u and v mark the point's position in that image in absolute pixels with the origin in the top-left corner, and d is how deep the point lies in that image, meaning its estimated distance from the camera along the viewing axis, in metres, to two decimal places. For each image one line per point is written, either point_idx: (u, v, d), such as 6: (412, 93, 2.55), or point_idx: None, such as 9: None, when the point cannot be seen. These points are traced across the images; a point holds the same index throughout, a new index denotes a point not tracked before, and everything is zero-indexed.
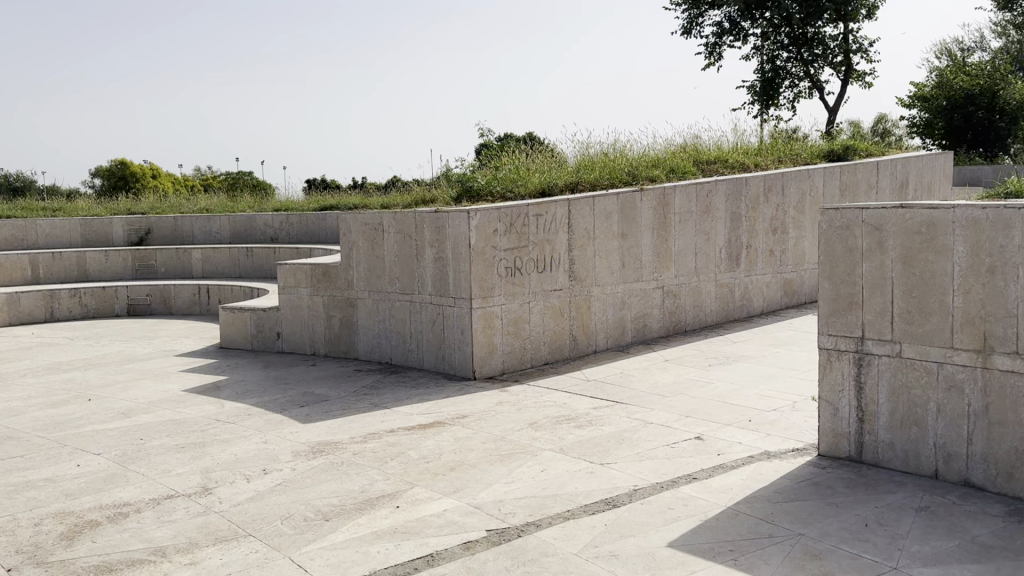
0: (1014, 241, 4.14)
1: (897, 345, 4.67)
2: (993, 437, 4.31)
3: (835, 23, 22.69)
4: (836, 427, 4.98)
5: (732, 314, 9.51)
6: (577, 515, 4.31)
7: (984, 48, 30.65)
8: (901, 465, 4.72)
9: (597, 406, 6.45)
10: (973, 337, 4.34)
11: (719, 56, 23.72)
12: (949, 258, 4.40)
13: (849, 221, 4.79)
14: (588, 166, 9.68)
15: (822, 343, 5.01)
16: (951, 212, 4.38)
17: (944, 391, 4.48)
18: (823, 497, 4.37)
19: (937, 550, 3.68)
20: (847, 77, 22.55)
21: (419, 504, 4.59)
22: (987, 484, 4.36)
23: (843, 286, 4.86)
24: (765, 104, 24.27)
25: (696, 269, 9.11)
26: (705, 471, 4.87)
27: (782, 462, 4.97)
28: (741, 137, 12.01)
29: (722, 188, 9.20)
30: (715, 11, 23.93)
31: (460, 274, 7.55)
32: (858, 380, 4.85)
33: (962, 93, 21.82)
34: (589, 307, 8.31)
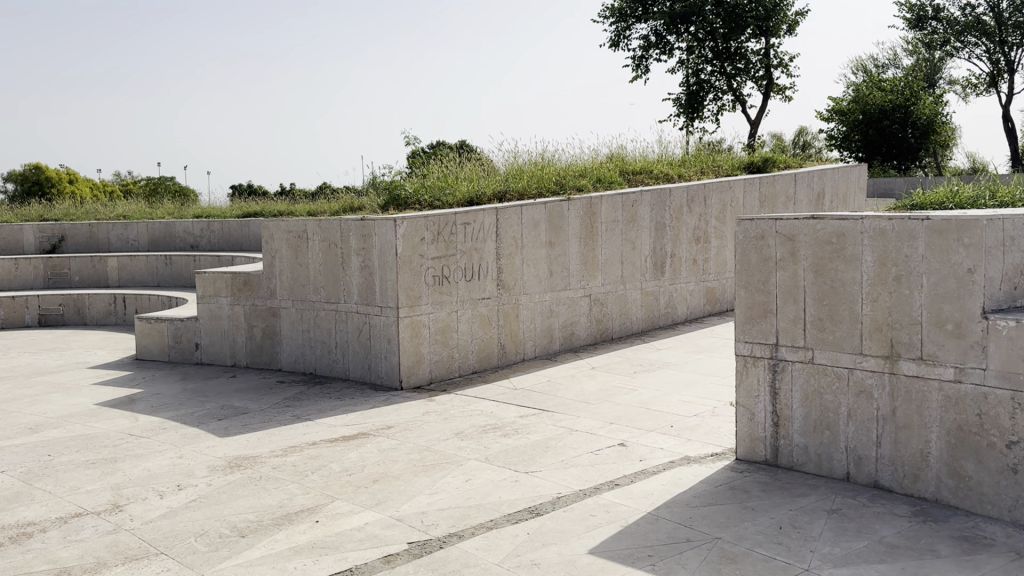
0: (918, 251, 4.31)
1: (810, 351, 4.82)
2: (900, 440, 4.47)
3: (757, 38, 23.42)
4: (752, 432, 5.11)
5: (657, 322, 9.66)
6: (500, 524, 4.30)
7: (897, 66, 32.08)
8: (814, 468, 4.87)
9: (523, 415, 6.46)
10: (880, 344, 4.50)
11: (645, 69, 24.22)
12: (857, 267, 4.56)
13: (764, 231, 4.97)
14: (516, 175, 9.72)
15: (739, 349, 5.16)
16: (859, 223, 4.53)
17: (853, 397, 4.64)
18: (740, 501, 4.47)
19: (847, 551, 3.80)
20: (769, 91, 23.27)
21: (339, 518, 4.51)
22: (895, 485, 4.52)
23: (758, 295, 5.03)
24: (691, 117, 24.83)
25: (622, 276, 9.23)
26: (627, 477, 4.92)
27: (702, 467, 5.06)
28: (666, 148, 12.25)
29: (647, 199, 9.36)
30: (642, 24, 24.37)
31: (386, 283, 7.47)
32: (774, 386, 5.00)
33: (877, 108, 22.77)
34: (517, 315, 8.33)
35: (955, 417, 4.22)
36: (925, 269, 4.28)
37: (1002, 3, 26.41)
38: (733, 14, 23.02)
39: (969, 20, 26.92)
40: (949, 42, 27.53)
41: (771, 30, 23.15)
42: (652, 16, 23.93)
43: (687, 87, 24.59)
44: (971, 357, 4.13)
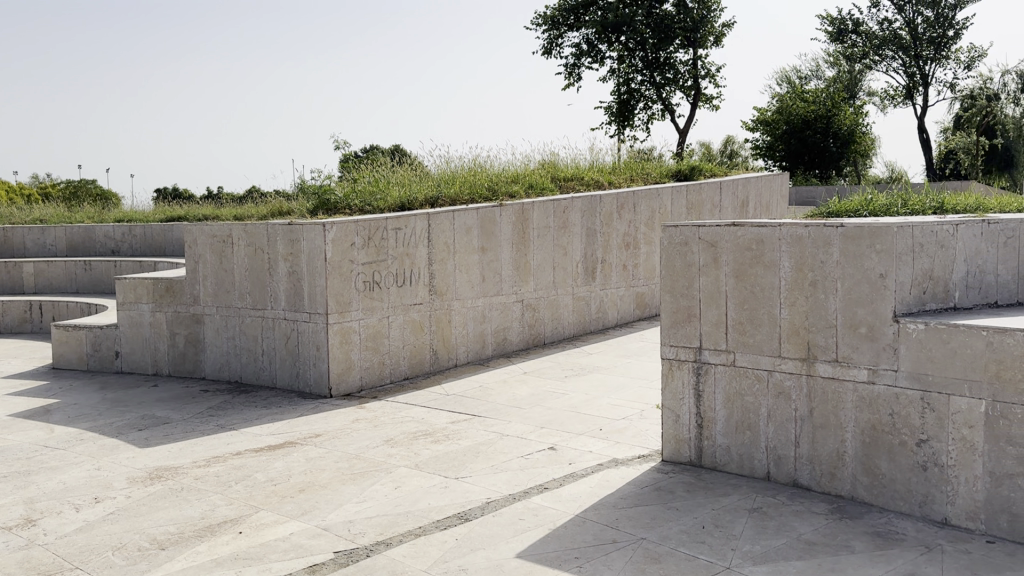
0: (832, 257, 4.47)
1: (731, 354, 4.95)
2: (817, 440, 4.62)
3: (685, 49, 23.95)
4: (677, 434, 5.22)
5: (589, 326, 9.78)
6: (428, 531, 4.28)
7: (819, 77, 33.23)
8: (736, 468, 5.00)
9: (454, 420, 6.44)
10: (798, 346, 4.66)
11: (577, 77, 24.51)
12: (776, 273, 4.71)
13: (687, 238, 5.09)
14: (448, 180, 9.72)
15: (664, 353, 5.26)
16: (777, 230, 4.68)
17: (773, 398, 4.78)
18: (664, 502, 4.56)
19: (767, 549, 3.90)
20: (697, 100, 23.83)
21: (263, 529, 4.42)
22: (813, 484, 4.67)
23: (682, 299, 5.14)
24: (622, 125, 25.23)
25: (554, 282, 9.31)
26: (556, 480, 4.96)
27: (629, 469, 5.14)
28: (596, 155, 12.41)
29: (578, 205, 9.47)
30: (574, 33, 24.68)
31: (315, 289, 7.37)
32: (697, 389, 5.12)
33: (800, 119, 23.53)
34: (450, 321, 8.32)
35: (869, 417, 4.39)
36: (840, 275, 4.45)
37: (916, 19, 27.64)
38: (662, 25, 23.53)
39: (886, 34, 28.08)
40: (868, 56, 28.67)
41: (698, 41, 23.74)
42: (583, 24, 24.25)
43: (618, 96, 24.98)
44: (883, 359, 4.31)
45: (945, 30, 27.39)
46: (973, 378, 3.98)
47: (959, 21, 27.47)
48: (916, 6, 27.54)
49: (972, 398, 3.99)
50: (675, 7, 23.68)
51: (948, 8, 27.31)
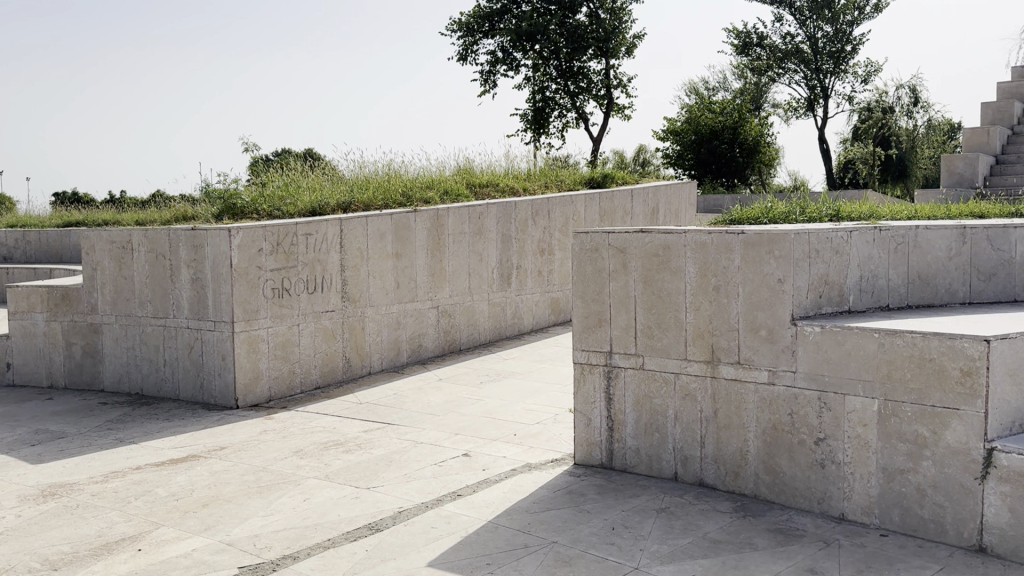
0: (734, 263, 4.62)
1: (640, 357, 5.05)
2: (721, 440, 4.77)
3: (598, 59, 24.37)
4: (589, 437, 5.29)
5: (505, 332, 9.80)
6: (338, 543, 4.20)
7: (727, 88, 34.36)
8: (645, 469, 5.10)
9: (366, 429, 6.35)
10: (703, 350, 4.79)
11: (493, 84, 24.64)
12: (681, 278, 4.84)
13: (598, 244, 5.19)
14: (360, 186, 9.60)
15: (576, 357, 5.33)
16: (683, 237, 4.82)
17: (680, 400, 4.90)
18: (576, 505, 4.60)
19: (673, 548, 3.99)
20: (609, 109, 24.32)
21: (164, 546, 4.26)
22: (719, 483, 4.81)
23: (593, 304, 5.23)
24: (537, 133, 25.49)
25: (470, 288, 9.30)
26: (469, 487, 4.95)
27: (541, 473, 5.17)
28: (512, 162, 12.49)
29: (492, 211, 9.49)
30: (490, 40, 24.83)
31: (220, 296, 7.16)
32: (608, 392, 5.20)
33: (708, 129, 24.31)
34: (363, 328, 8.21)
35: (770, 417, 4.55)
36: (741, 280, 4.60)
37: (817, 34, 28.91)
38: (575, 35, 23.92)
39: (789, 48, 29.29)
40: (771, 69, 29.83)
41: (610, 52, 24.22)
42: (498, 32, 24.42)
43: (533, 104, 25.22)
44: (782, 361, 4.48)
45: (843, 46, 28.76)
46: (867, 379, 4.17)
47: (855, 38, 28.88)
48: (816, 22, 28.82)
49: (865, 397, 4.18)
50: (588, 18, 24.09)
51: (845, 25, 28.68)
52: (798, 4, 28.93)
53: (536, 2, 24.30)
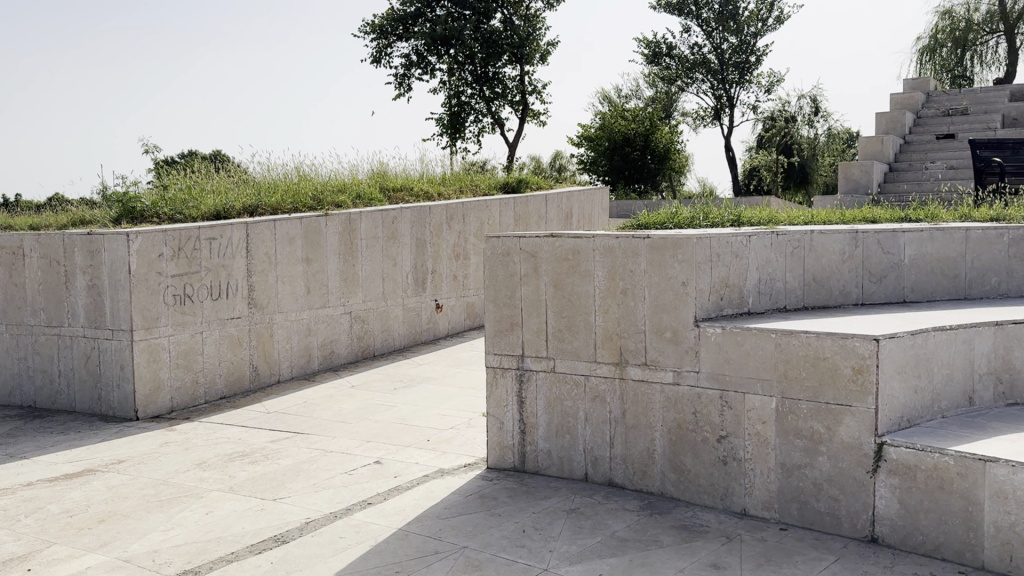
0: (641, 266, 4.72)
1: (551, 360, 5.10)
2: (630, 440, 4.86)
3: (513, 65, 24.56)
4: (501, 440, 5.31)
5: (420, 337, 9.72)
6: (242, 556, 4.09)
7: (639, 97, 35.15)
8: (556, 470, 5.15)
9: (275, 439, 6.20)
10: (611, 352, 4.88)
11: (407, 88, 24.53)
12: (590, 282, 4.91)
13: (509, 248, 5.20)
14: (269, 189, 9.38)
15: (489, 361, 5.33)
16: (592, 241, 4.89)
17: (590, 402, 4.98)
18: (487, 509, 4.61)
19: (582, 548, 4.03)
20: (525, 115, 24.49)
21: (55, 564, 4.05)
22: (627, 483, 4.90)
23: (505, 308, 5.24)
24: (453, 137, 25.43)
25: (384, 293, 9.18)
26: (379, 495, 4.89)
27: (453, 478, 5.16)
28: (426, 166, 12.43)
29: (406, 215, 9.39)
30: (403, 43, 24.69)
31: (118, 303, 6.88)
32: (520, 396, 5.23)
33: (621, 135, 24.78)
34: (271, 336, 8.02)
35: (675, 416, 4.67)
36: (647, 283, 4.71)
37: (723, 45, 29.89)
38: (490, 40, 24.04)
39: (697, 58, 30.19)
40: (681, 78, 30.69)
41: (525, 58, 24.34)
42: (412, 36, 24.34)
43: (448, 108, 25.21)
44: (686, 362, 4.60)
45: (747, 57, 29.82)
46: (765, 378, 4.33)
47: (759, 49, 29.99)
48: (722, 34, 29.80)
49: (764, 396, 4.34)
50: (502, 24, 24.22)
51: (749, 37, 29.76)
52: (704, 15, 29.87)
53: (450, 7, 24.31)
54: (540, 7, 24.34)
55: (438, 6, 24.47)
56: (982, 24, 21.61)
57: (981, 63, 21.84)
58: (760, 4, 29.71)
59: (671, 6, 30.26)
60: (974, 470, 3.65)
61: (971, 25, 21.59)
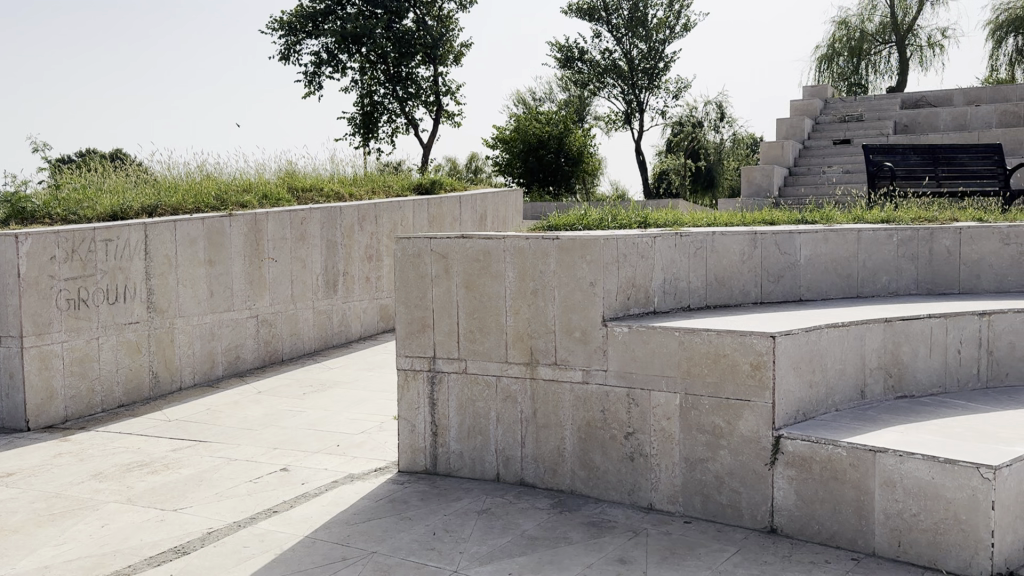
0: (551, 267, 4.76)
1: (463, 362, 5.09)
2: (540, 439, 4.91)
3: (426, 65, 24.46)
4: (412, 443, 5.26)
5: (330, 340, 9.55)
6: (139, 569, 3.93)
7: (552, 100, 35.58)
8: (468, 472, 5.15)
9: (176, 448, 5.99)
10: (522, 352, 4.91)
11: (317, 86, 24.12)
12: (501, 283, 4.93)
13: (420, 249, 5.14)
14: (169, 189, 9.04)
15: (400, 364, 5.27)
16: (502, 242, 4.89)
17: (501, 402, 5.00)
18: (398, 513, 4.57)
19: (492, 548, 4.04)
20: (439, 116, 24.44)
21: None
22: (538, 481, 4.95)
23: (416, 310, 5.18)
24: (366, 137, 25.15)
25: (292, 295, 8.98)
26: (286, 502, 4.79)
27: (363, 483, 5.09)
28: (337, 166, 12.25)
29: (316, 216, 9.20)
30: (314, 41, 24.29)
31: (5, 308, 6.52)
32: (431, 398, 5.20)
33: (535, 138, 25.03)
34: (172, 341, 7.74)
35: (584, 415, 4.74)
36: (556, 284, 4.76)
37: (632, 51, 30.55)
38: (403, 40, 23.92)
39: (608, 63, 30.75)
40: (592, 82, 31.22)
41: (439, 58, 24.26)
42: (322, 33, 23.97)
43: (360, 108, 24.90)
44: (595, 361, 4.68)
45: (656, 63, 30.54)
46: (670, 374, 4.45)
47: (668, 55, 30.77)
48: (631, 40, 30.46)
49: (669, 392, 4.45)
50: (414, 24, 24.10)
51: (658, 43, 30.51)
52: (614, 22, 30.49)
53: (361, 6, 24.03)
54: (453, 8, 24.33)
55: (350, 4, 24.17)
56: (876, 35, 22.84)
57: (875, 72, 23.08)
58: (668, 11, 30.51)
59: (582, 11, 30.80)
60: (864, 460, 3.83)
61: (864, 35, 22.75)
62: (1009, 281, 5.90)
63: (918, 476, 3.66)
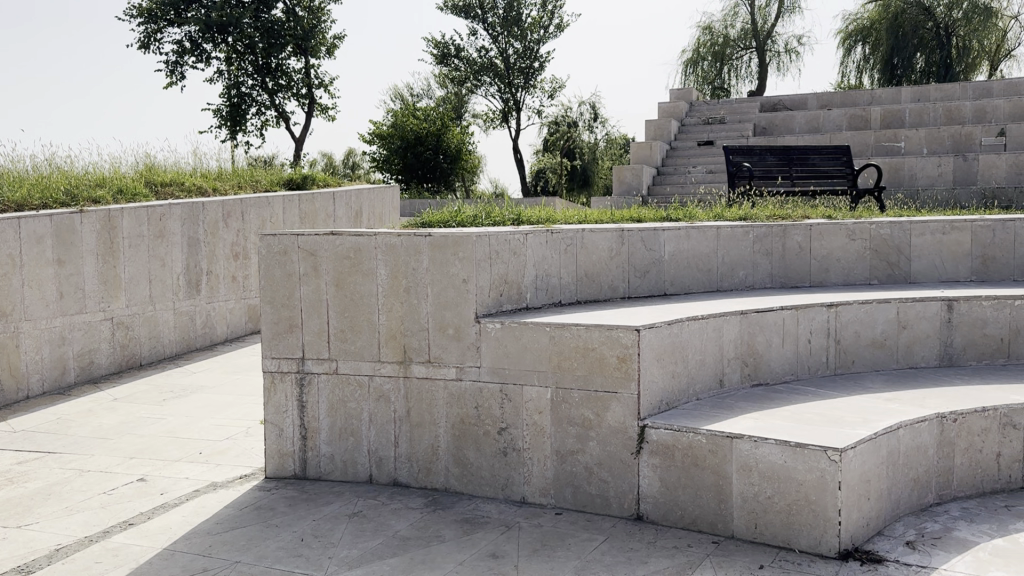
0: (424, 265, 4.72)
1: (333, 362, 4.97)
2: (414, 438, 4.87)
3: (297, 57, 23.79)
4: (280, 448, 5.09)
5: (194, 343, 9.14)
6: None
7: (430, 96, 35.41)
8: (339, 475, 5.04)
9: (20, 461, 5.55)
10: (395, 351, 4.85)
11: (180, 76, 23.02)
12: (373, 281, 4.84)
13: (286, 247, 4.97)
14: (11, 183, 8.39)
15: (266, 365, 5.08)
16: (374, 239, 4.81)
17: (374, 402, 4.92)
18: (264, 520, 4.41)
19: (362, 552, 3.97)
20: (311, 109, 23.83)
21: None
22: (411, 481, 4.90)
23: (283, 310, 5.01)
24: (233, 130, 24.23)
25: (151, 296, 8.51)
26: (144, 514, 4.53)
27: (228, 491, 4.89)
28: (201, 160, 11.73)
29: (176, 212, 8.73)
30: (175, 29, 23.15)
31: None
32: (300, 400, 5.05)
33: (413, 135, 24.83)
34: (17, 347, 7.21)
35: (458, 412, 4.74)
36: (428, 281, 4.73)
37: (508, 50, 30.82)
38: (271, 30, 23.16)
39: (484, 61, 30.90)
40: (468, 80, 31.31)
41: (310, 50, 23.65)
42: (185, 21, 22.89)
43: (227, 100, 23.95)
44: (468, 358, 4.68)
45: (531, 62, 30.91)
46: (541, 369, 4.50)
47: (542, 55, 31.22)
48: (507, 38, 30.73)
49: (540, 387, 4.51)
50: (283, 14, 23.37)
51: (532, 43, 30.88)
52: (489, 20, 30.70)
53: None
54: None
55: None
56: (738, 40, 24.06)
57: (737, 77, 24.25)
58: (542, 11, 30.97)
59: (457, 8, 30.84)
60: (723, 446, 4.01)
61: (727, 40, 23.90)
62: (854, 274, 6.33)
63: (771, 460, 3.87)
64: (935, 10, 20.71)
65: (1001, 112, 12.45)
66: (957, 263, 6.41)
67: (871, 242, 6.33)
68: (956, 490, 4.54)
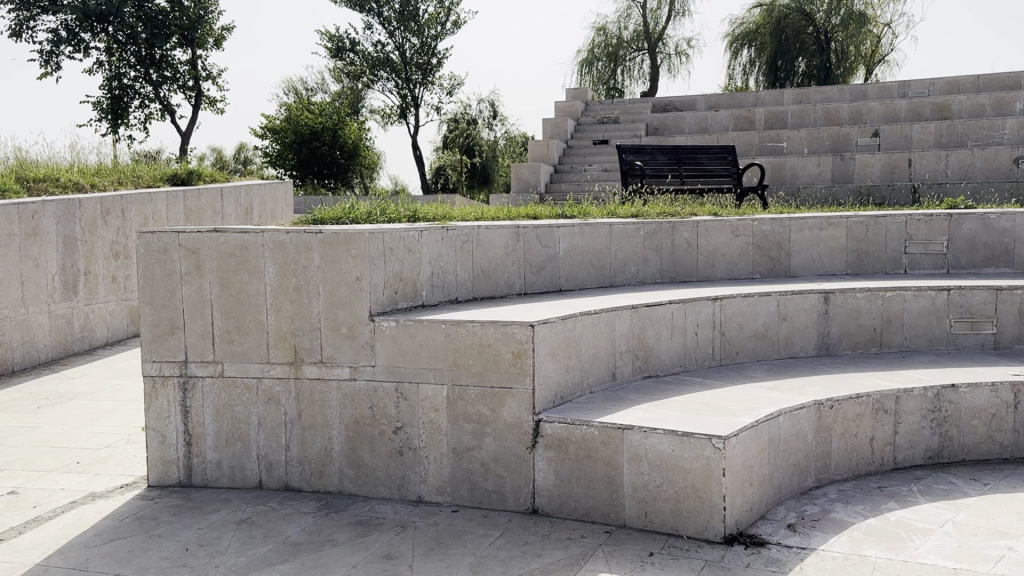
0: (314, 263, 4.62)
1: (218, 365, 4.80)
2: (305, 441, 4.76)
3: (184, 49, 22.87)
4: (164, 455, 4.87)
5: (71, 347, 8.65)
6: None
7: (325, 91, 34.70)
8: (227, 481, 4.87)
9: None
10: (285, 351, 4.72)
11: (56, 66, 21.76)
12: (260, 280, 4.69)
13: (167, 245, 4.76)
14: None
15: (146, 370, 4.85)
16: (261, 236, 4.66)
17: (263, 405, 4.78)
18: (146, 531, 4.21)
19: (251, 559, 3.85)
20: (198, 102, 22.95)
21: None
22: (304, 484, 4.79)
23: (163, 311, 4.80)
24: (115, 123, 23.04)
25: (22, 298, 8.00)
26: (15, 528, 4.25)
27: (108, 501, 4.65)
28: (78, 154, 11.11)
29: (50, 210, 8.22)
30: (50, 17, 21.86)
31: None
32: (184, 405, 4.85)
33: (308, 129, 24.27)
34: None
35: (351, 412, 4.66)
36: (319, 279, 4.63)
37: (405, 45, 30.54)
38: (155, 20, 22.19)
39: (381, 56, 30.53)
40: (365, 75, 30.85)
41: (197, 41, 22.77)
42: (60, 9, 21.66)
43: (108, 93, 22.78)
44: (362, 357, 4.61)
45: (429, 58, 30.72)
46: (435, 367, 4.48)
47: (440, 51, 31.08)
48: (404, 34, 30.42)
49: (435, 385, 4.49)
50: (169, 3, 22.43)
51: (430, 39, 30.69)
52: (385, 14, 30.39)
53: None
54: None
55: None
56: (631, 42, 24.60)
57: (630, 78, 24.80)
58: (439, 7, 30.81)
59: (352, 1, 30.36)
60: (615, 437, 4.10)
61: (620, 42, 24.44)
62: (739, 269, 6.59)
63: (661, 449, 3.98)
64: (815, 16, 21.77)
65: (875, 114, 13.20)
66: (833, 258, 6.75)
67: (754, 238, 6.59)
68: (834, 474, 4.78)
